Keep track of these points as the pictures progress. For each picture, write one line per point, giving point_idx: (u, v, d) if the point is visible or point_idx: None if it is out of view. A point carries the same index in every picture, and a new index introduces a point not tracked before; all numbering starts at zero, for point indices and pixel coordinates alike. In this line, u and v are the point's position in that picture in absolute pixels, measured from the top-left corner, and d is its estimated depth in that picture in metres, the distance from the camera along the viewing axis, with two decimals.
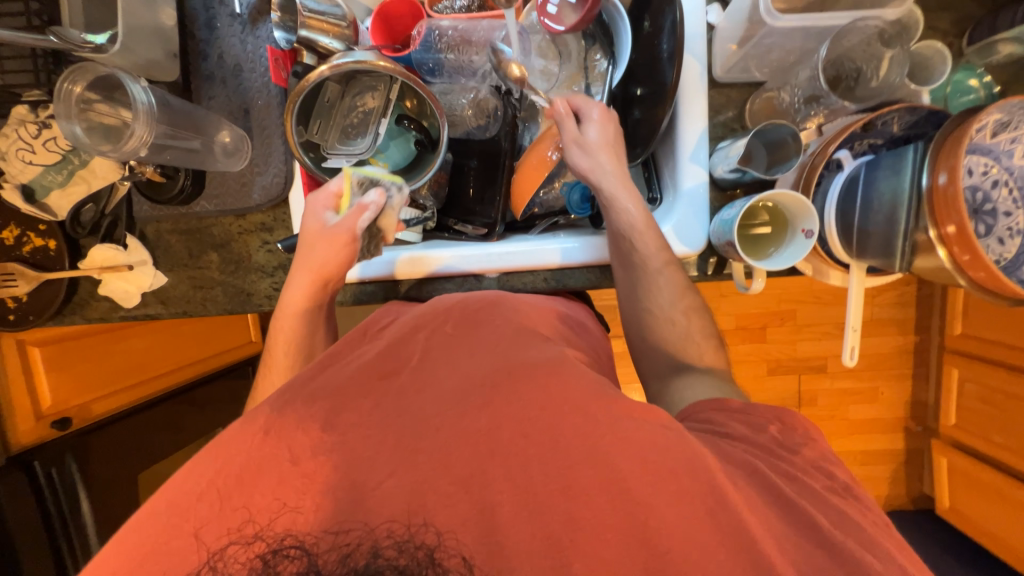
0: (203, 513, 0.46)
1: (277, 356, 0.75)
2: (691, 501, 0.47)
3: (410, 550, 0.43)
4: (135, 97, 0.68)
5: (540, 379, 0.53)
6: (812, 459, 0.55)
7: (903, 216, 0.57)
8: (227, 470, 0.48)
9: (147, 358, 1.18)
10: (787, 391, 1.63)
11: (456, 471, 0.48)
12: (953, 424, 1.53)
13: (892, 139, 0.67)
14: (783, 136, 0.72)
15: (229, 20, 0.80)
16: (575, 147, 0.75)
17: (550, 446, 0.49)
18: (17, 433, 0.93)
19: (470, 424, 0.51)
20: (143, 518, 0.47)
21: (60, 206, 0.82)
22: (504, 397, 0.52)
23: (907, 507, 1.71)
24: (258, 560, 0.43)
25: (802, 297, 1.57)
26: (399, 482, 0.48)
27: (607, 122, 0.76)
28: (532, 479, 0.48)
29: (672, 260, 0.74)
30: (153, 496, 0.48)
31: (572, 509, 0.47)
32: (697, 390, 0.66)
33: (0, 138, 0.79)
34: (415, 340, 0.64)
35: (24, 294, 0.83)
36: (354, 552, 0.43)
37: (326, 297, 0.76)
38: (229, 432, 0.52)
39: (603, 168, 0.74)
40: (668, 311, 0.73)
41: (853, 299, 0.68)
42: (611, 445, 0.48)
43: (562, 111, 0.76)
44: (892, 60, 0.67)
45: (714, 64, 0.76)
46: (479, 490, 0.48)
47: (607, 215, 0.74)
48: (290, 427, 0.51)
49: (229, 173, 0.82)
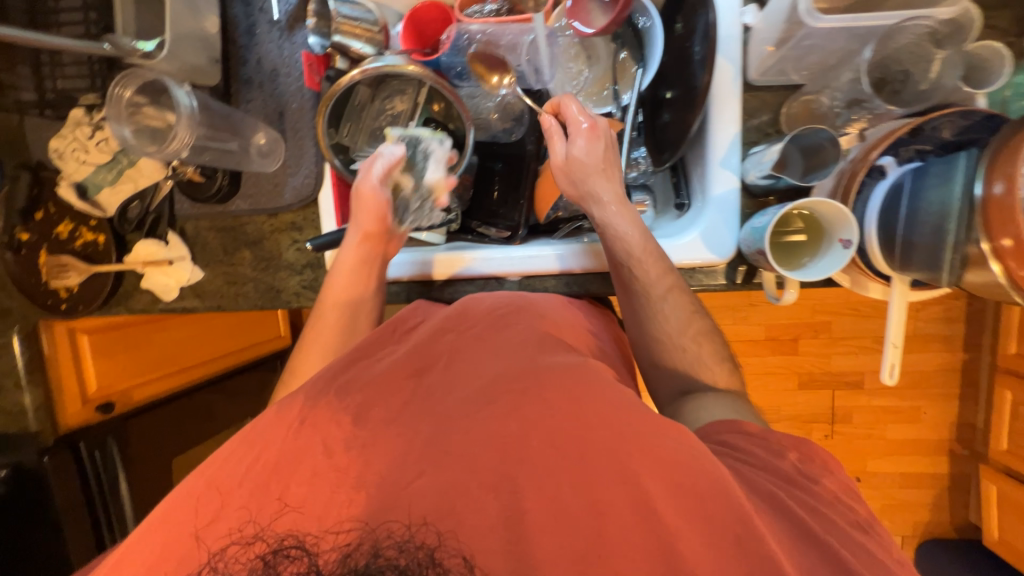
0: (240, 503, 0.49)
1: (310, 348, 0.76)
2: (715, 526, 0.45)
3: (410, 551, 0.44)
4: (179, 101, 0.72)
5: (565, 386, 0.53)
6: (832, 490, 0.54)
7: (953, 227, 0.54)
8: (260, 464, 0.51)
9: (183, 349, 1.24)
10: (819, 406, 1.56)
11: (485, 476, 0.49)
12: (1005, 449, 1.43)
13: (943, 146, 0.62)
14: (819, 141, 0.69)
15: (267, 27, 0.82)
16: (563, 172, 0.74)
17: (578, 461, 0.48)
18: (66, 415, 0.98)
19: (498, 428, 0.51)
20: (182, 502, 0.50)
21: (109, 203, 0.87)
22: (532, 405, 0.52)
23: (951, 536, 1.60)
24: (258, 561, 0.45)
25: (837, 309, 1.49)
26: (429, 482, 0.49)
27: (595, 139, 0.72)
28: (557, 488, 0.47)
29: (677, 284, 0.72)
30: (193, 483, 0.51)
31: (598, 525, 0.46)
32: (713, 412, 0.64)
33: (60, 139, 0.86)
34: (442, 341, 0.67)
35: (75, 284, 0.89)
36: (355, 552, 0.44)
37: (379, 266, 0.79)
38: (264, 427, 0.55)
39: (594, 193, 0.72)
40: (678, 338, 0.71)
41: (893, 314, 0.64)
42: (634, 453, 0.47)
43: (549, 127, 0.74)
44: (944, 61, 0.63)
45: (749, 66, 0.74)
46: (507, 495, 0.48)
47: (604, 240, 0.72)
48: (321, 421, 0.55)
49: (263, 174, 0.85)
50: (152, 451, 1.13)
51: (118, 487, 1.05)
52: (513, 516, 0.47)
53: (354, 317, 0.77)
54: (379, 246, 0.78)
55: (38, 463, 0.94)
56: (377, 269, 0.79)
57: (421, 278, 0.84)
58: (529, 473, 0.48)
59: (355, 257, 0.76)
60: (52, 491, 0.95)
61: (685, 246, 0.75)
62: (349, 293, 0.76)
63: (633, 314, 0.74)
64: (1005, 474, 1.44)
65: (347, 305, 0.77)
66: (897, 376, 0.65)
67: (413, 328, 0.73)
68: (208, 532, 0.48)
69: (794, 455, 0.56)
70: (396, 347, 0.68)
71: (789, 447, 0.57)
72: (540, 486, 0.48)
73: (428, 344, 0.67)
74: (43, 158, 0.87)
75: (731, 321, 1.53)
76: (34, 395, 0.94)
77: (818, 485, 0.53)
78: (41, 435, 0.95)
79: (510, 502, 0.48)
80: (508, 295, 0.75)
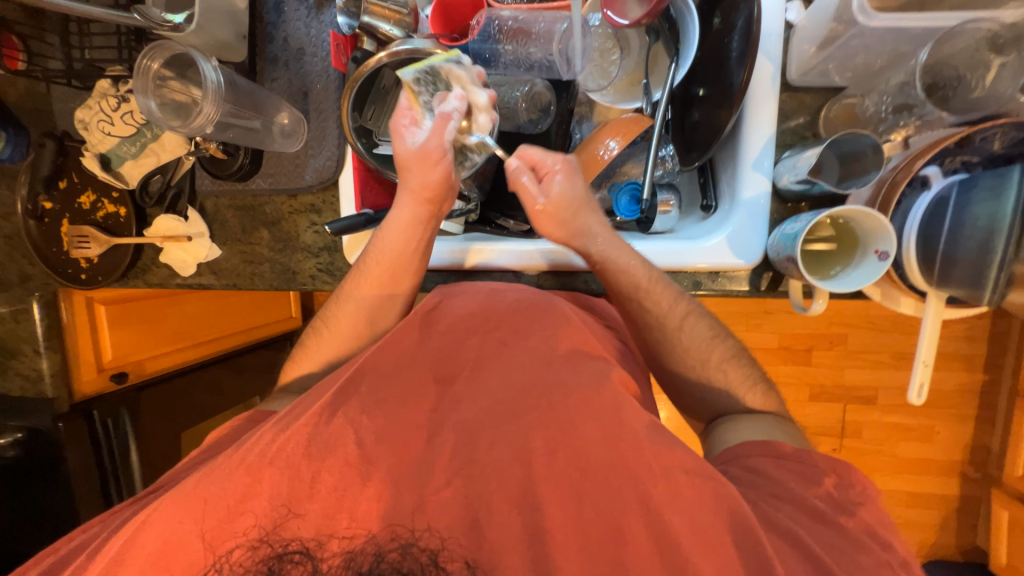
0: (279, 495, 0.54)
1: (344, 317, 0.77)
2: (716, 548, 0.50)
3: (415, 553, 0.52)
4: (205, 76, 0.71)
5: (598, 414, 0.58)
6: (864, 524, 0.54)
7: (1002, 243, 0.55)
8: (293, 465, 0.55)
9: (197, 324, 1.25)
10: (829, 419, 1.53)
11: (509, 489, 0.56)
12: (1020, 475, 1.37)
13: (991, 158, 0.59)
14: (861, 148, 0.66)
15: (296, 5, 0.81)
16: (547, 214, 0.71)
17: (603, 485, 0.55)
18: (80, 383, 1.00)
19: (524, 443, 0.58)
20: (215, 493, 0.53)
21: (131, 175, 0.87)
22: (558, 421, 0.59)
23: (956, 558, 1.57)
24: (263, 563, 0.51)
25: (856, 321, 1.46)
26: (454, 492, 0.56)
27: (571, 174, 0.71)
28: (573, 511, 0.54)
29: (692, 310, 0.71)
30: (226, 474, 0.54)
31: (621, 554, 0.52)
32: (741, 431, 0.65)
33: (86, 109, 0.86)
34: (467, 344, 0.70)
35: (95, 255, 0.89)
36: (358, 556, 0.51)
37: (431, 221, 0.76)
38: (291, 423, 0.58)
39: (586, 229, 0.71)
40: (704, 368, 0.71)
41: (926, 331, 0.62)
42: (660, 495, 0.53)
43: (516, 167, 0.71)
44: (1003, 68, 0.59)
45: (789, 66, 0.71)
46: (530, 510, 0.55)
47: (607, 280, 0.72)
48: (347, 418, 0.60)
49: (285, 154, 0.84)
50: (164, 427, 1.15)
51: (129, 462, 1.07)
52: (536, 532, 0.54)
53: (403, 279, 0.76)
54: (433, 208, 0.74)
55: (52, 428, 0.95)
56: (427, 225, 0.75)
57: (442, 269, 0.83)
58: (547, 490, 0.56)
59: (409, 216, 0.74)
60: (65, 453, 0.96)
61: (710, 250, 0.73)
62: (396, 259, 0.75)
63: (650, 347, 0.74)
64: (1017, 499, 1.39)
65: (396, 266, 0.75)
66: (925, 396, 0.64)
67: (431, 309, 0.72)
68: (240, 519, 0.53)
69: (829, 481, 0.58)
70: (421, 343, 0.70)
71: (826, 472, 0.58)
72: (562, 504, 0.55)
73: (452, 347, 0.70)
74: (68, 128, 0.89)
75: (744, 327, 1.50)
76: (51, 360, 0.95)
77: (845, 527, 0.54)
78: (57, 401, 0.96)
79: (531, 517, 0.55)
80: (532, 291, 0.73)
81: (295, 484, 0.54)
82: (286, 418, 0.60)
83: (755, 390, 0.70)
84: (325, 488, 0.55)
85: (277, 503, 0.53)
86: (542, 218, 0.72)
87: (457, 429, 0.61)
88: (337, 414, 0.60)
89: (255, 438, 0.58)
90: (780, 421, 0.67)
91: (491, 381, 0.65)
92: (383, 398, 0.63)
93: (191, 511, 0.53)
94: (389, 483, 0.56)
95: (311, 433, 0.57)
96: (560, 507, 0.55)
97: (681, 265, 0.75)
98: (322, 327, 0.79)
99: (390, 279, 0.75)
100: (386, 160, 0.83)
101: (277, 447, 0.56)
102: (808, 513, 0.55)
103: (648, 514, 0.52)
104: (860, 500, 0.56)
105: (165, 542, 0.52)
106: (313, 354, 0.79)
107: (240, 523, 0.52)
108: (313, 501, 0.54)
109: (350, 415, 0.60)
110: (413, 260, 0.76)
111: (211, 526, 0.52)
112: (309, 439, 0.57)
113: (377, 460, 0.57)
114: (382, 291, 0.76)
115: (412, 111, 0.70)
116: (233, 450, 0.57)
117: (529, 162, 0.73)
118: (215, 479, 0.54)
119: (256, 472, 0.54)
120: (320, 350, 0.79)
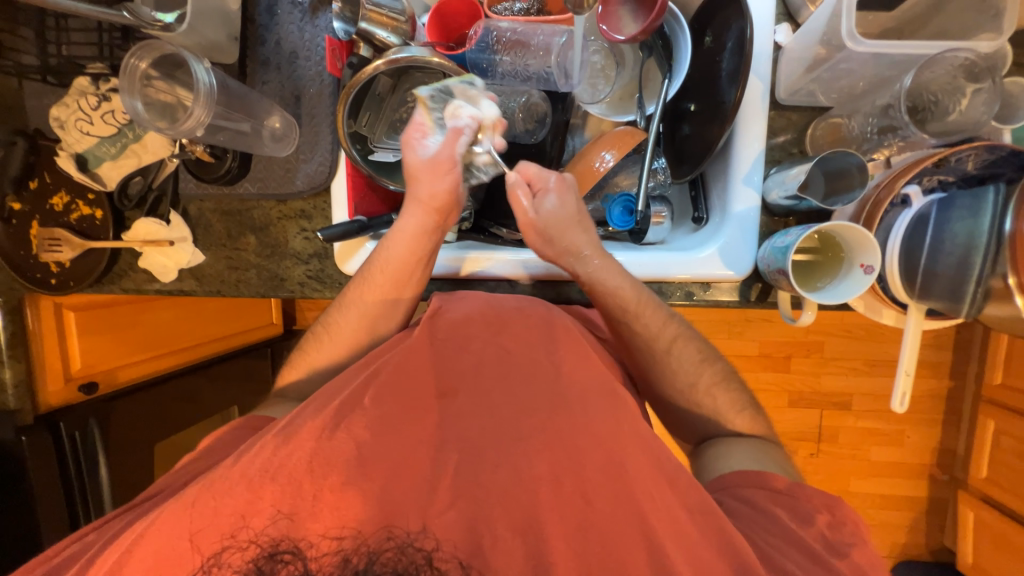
0: (271, 523, 0.52)
1: (338, 327, 0.76)
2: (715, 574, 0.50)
3: (410, 553, 0.51)
4: (198, 78, 0.69)
5: (598, 435, 0.59)
6: (860, 562, 0.55)
7: (978, 261, 0.55)
8: (286, 492, 0.53)
9: (173, 330, 1.21)
10: (807, 424, 1.58)
11: (515, 517, 0.56)
12: (984, 477, 1.45)
13: (965, 178, 0.63)
14: (847, 166, 0.69)
15: (289, 7, 0.80)
16: (535, 232, 0.73)
17: (604, 513, 0.55)
18: (47, 395, 0.96)
19: (527, 469, 0.58)
20: (206, 520, 0.51)
21: (109, 177, 0.83)
22: (563, 449, 0.59)
23: (926, 558, 1.63)
24: (251, 564, 0.49)
25: (831, 330, 1.51)
26: (457, 515, 0.55)
27: (565, 192, 0.72)
28: (576, 539, 0.54)
29: (680, 333, 0.72)
30: (216, 500, 0.52)
31: None
32: (735, 459, 0.67)
33: (61, 107, 0.81)
34: (464, 361, 0.68)
35: (67, 260, 0.85)
36: (352, 557, 0.50)
37: (436, 227, 0.74)
38: (281, 447, 0.56)
39: (574, 249, 0.71)
40: (691, 390, 0.72)
41: (908, 341, 0.65)
42: (661, 526, 0.53)
43: (513, 182, 0.72)
44: (977, 95, 0.62)
45: (778, 84, 0.73)
46: (533, 541, 0.55)
47: (596, 300, 0.72)
48: (341, 442, 0.57)
49: (275, 158, 0.82)
50: (138, 442, 1.09)
51: (98, 480, 1.00)
52: (539, 563, 0.53)
53: (401, 285, 0.75)
54: (440, 216, 0.73)
55: (16, 442, 0.90)
56: (429, 229, 0.73)
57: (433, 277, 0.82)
58: (546, 516, 0.56)
59: (416, 226, 0.73)
60: (29, 469, 0.90)
61: (703, 261, 0.74)
62: (397, 268, 0.74)
63: (642, 370, 0.75)
64: (983, 501, 1.46)
65: (398, 275, 0.74)
66: (907, 405, 0.66)
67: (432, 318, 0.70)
68: (232, 548, 0.51)
69: (823, 519, 0.58)
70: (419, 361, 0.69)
71: (821, 509, 0.59)
72: (562, 532, 0.55)
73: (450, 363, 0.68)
74: (41, 126, 0.84)
75: (726, 335, 1.54)
76: (15, 370, 0.89)
77: (841, 555, 0.55)
78: (20, 413, 0.91)
79: (535, 545, 0.54)
80: (534, 300, 0.72)
81: (296, 502, 0.53)
82: (288, 427, 0.58)
83: (742, 415, 0.71)
84: (327, 506, 0.53)
85: (279, 523, 0.52)
86: (531, 232, 0.73)
87: (462, 444, 0.61)
88: (339, 428, 0.58)
89: (251, 449, 0.56)
90: (766, 446, 0.69)
91: (495, 396, 0.64)
92: (389, 410, 0.61)
93: (190, 530, 0.51)
94: (394, 502, 0.55)
95: (314, 447, 0.56)
96: (566, 527, 0.55)
97: (673, 275, 0.76)
98: (320, 337, 0.77)
99: (389, 289, 0.74)
100: (380, 167, 0.82)
101: (276, 465, 0.54)
102: (800, 535, 0.56)
103: (650, 529, 0.53)
104: (855, 543, 0.57)
105: (161, 560, 0.50)
106: (306, 364, 0.77)
107: (240, 543, 0.50)
108: (317, 520, 0.52)
109: (355, 430, 0.58)
110: (418, 269, 0.75)
111: (207, 541, 0.51)
112: (311, 453, 0.55)
113: (381, 477, 0.56)
114: (381, 299, 0.75)
115: (423, 126, 0.69)
116: (222, 471, 0.54)
117: (526, 179, 0.74)
118: (201, 505, 0.52)
119: (260, 487, 0.53)
120: (312, 355, 0.77)
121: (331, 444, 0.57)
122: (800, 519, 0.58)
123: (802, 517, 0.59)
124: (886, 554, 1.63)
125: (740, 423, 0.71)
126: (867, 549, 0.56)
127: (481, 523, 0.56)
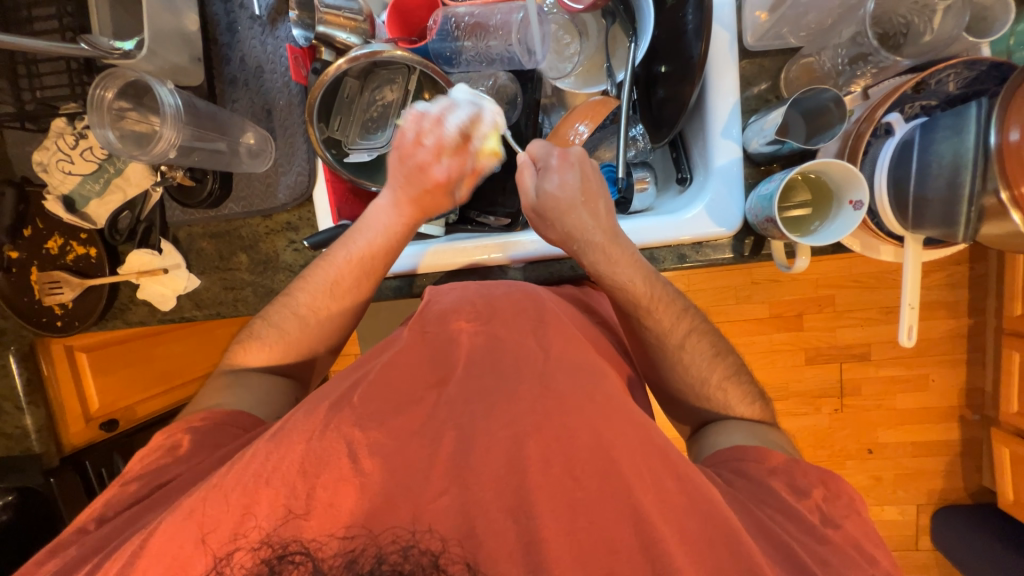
0: (265, 528, 0.51)
1: (325, 313, 0.76)
2: (712, 547, 0.51)
3: (416, 555, 0.50)
4: (162, 101, 0.69)
5: (591, 413, 0.58)
6: (853, 534, 0.55)
7: (968, 178, 0.53)
8: (277, 497, 0.52)
9: (181, 362, 1.27)
10: (826, 380, 1.56)
11: (506, 498, 0.54)
12: (1015, 411, 1.41)
13: (948, 100, 0.62)
14: (823, 103, 0.67)
15: (249, 22, 0.80)
16: (536, 216, 0.73)
17: (598, 491, 0.54)
18: (70, 435, 0.97)
19: (519, 453, 0.56)
20: (204, 532, 0.51)
21: (99, 215, 0.85)
22: (554, 429, 0.57)
23: (966, 501, 1.59)
24: (263, 564, 0.50)
25: (839, 282, 1.48)
26: (451, 501, 0.54)
27: (566, 171, 0.71)
28: (575, 519, 0.53)
29: (695, 327, 0.71)
30: (208, 512, 0.51)
31: (612, 563, 0.51)
32: (732, 438, 0.67)
33: (41, 151, 0.83)
34: (454, 351, 0.67)
35: (70, 301, 0.86)
36: (359, 557, 0.50)
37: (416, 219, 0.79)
38: (269, 455, 0.54)
39: (575, 229, 0.70)
40: (704, 386, 0.71)
41: (908, 274, 0.63)
42: (651, 501, 0.53)
43: (521, 162, 0.74)
44: (948, 10, 0.61)
45: (744, 32, 0.72)
46: (524, 519, 0.53)
47: (612, 295, 0.71)
48: (330, 443, 0.56)
49: (254, 174, 0.83)
50: None
51: None
52: (531, 540, 0.52)
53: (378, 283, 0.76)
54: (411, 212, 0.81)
55: (45, 484, 0.92)
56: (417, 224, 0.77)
57: (411, 274, 0.83)
58: (539, 499, 0.54)
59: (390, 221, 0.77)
60: (62, 511, 0.93)
61: (691, 221, 0.73)
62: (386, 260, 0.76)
63: (647, 355, 0.74)
64: (1015, 435, 1.42)
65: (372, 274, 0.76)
66: (915, 337, 0.64)
67: (425, 305, 0.72)
68: (231, 557, 0.50)
69: (818, 493, 0.58)
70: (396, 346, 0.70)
71: (814, 484, 0.59)
72: (557, 514, 0.53)
73: (440, 350, 0.68)
74: (27, 174, 0.85)
75: (734, 301, 1.51)
76: (36, 416, 0.89)
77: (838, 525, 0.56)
78: (45, 456, 0.92)
79: (527, 525, 0.53)
80: (523, 286, 0.74)
81: (291, 503, 0.52)
82: (281, 430, 0.56)
83: (752, 406, 0.70)
84: (321, 504, 0.53)
85: (275, 526, 0.51)
86: (536, 217, 0.74)
87: (453, 433, 0.59)
88: (331, 428, 0.57)
89: (245, 454, 0.55)
90: (766, 429, 0.68)
91: (486, 379, 0.63)
92: (378, 408, 0.60)
93: (190, 545, 0.51)
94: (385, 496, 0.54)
95: (306, 448, 0.55)
96: (556, 505, 0.54)
97: (663, 241, 0.75)
98: (309, 338, 0.77)
99: (378, 265, 0.76)
100: (358, 168, 0.81)
101: (269, 472, 0.53)
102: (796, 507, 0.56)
103: (645, 504, 0.53)
104: (848, 514, 0.57)
105: None
106: None
107: (251, 544, 0.51)
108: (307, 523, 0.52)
109: (344, 429, 0.57)
110: (402, 245, 0.77)
111: (208, 546, 0.51)
112: (303, 456, 0.54)
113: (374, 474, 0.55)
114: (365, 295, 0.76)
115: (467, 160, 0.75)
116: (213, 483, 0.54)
117: (535, 159, 0.75)
118: (194, 519, 0.51)
119: (254, 492, 0.52)
120: (307, 351, 0.77)
121: (321, 447, 0.56)
122: (793, 489, 0.58)
123: (798, 491, 0.58)
124: (924, 503, 1.60)
125: (736, 383, 0.71)
126: (859, 522, 0.57)
127: (478, 508, 0.54)
